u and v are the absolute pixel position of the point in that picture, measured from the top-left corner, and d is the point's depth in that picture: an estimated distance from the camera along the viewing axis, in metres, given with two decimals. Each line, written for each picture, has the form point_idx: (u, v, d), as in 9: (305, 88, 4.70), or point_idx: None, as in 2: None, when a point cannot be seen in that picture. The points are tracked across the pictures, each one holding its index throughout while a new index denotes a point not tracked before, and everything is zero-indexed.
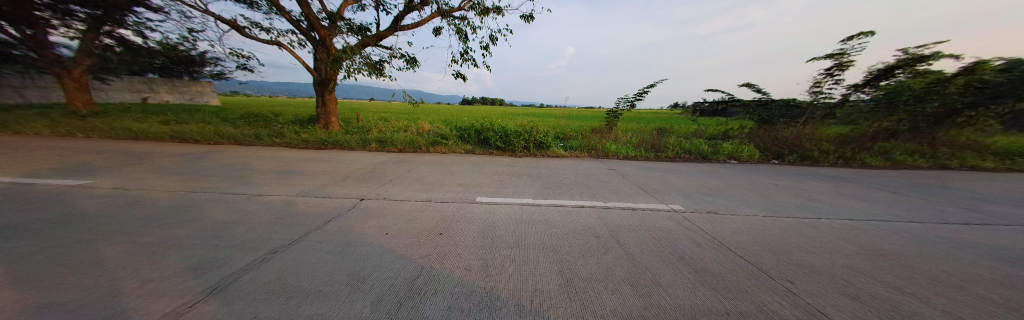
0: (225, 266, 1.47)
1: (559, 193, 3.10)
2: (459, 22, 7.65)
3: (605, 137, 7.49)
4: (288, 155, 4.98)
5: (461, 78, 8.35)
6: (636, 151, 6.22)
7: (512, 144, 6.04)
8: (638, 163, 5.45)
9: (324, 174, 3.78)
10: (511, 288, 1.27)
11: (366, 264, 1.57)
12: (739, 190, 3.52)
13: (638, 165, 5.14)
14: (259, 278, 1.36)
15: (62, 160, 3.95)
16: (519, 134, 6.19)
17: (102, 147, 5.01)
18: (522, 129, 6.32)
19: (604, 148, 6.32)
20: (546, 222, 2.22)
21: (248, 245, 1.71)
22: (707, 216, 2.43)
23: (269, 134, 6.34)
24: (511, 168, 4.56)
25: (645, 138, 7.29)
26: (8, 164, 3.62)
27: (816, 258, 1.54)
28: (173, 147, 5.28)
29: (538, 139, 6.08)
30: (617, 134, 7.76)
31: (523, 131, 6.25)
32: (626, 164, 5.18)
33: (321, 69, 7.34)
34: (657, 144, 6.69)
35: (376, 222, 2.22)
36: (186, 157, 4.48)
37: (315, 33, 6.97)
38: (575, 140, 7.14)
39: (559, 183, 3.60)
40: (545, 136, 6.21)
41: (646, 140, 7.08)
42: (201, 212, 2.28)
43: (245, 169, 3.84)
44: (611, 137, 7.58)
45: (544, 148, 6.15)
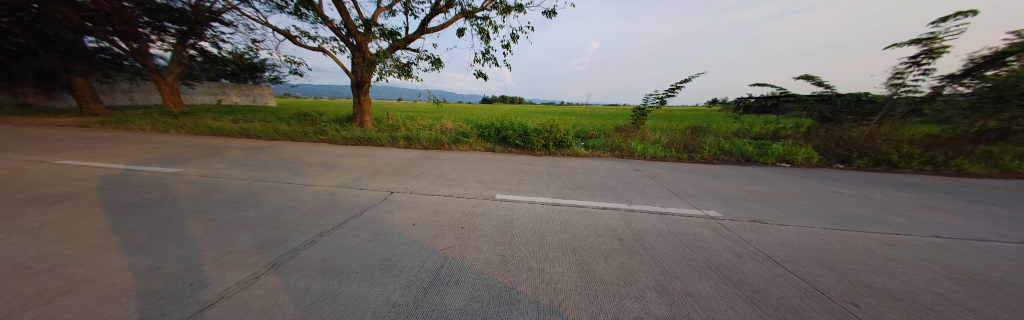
0: (283, 244, 1.70)
1: (579, 193, 3.00)
2: (481, 22, 7.73)
3: (630, 137, 7.09)
4: (330, 150, 5.54)
5: (482, 77, 8.46)
6: (665, 151, 5.80)
7: (531, 143, 5.99)
8: (667, 164, 5.08)
9: (359, 168, 4.14)
10: (528, 284, 1.30)
11: (396, 251, 1.71)
12: (787, 197, 3.13)
13: (666, 166, 4.80)
14: (308, 257, 1.56)
15: (166, 151, 4.88)
16: (538, 133, 6.14)
17: (190, 141, 6.05)
18: (542, 128, 6.26)
19: (629, 148, 5.99)
20: (564, 221, 2.18)
21: (299, 228, 1.96)
22: (753, 225, 2.16)
23: (314, 132, 7.11)
24: (530, 166, 4.56)
25: (676, 137, 6.75)
26: (128, 154, 4.55)
27: (888, 280, 1.31)
28: (242, 142, 6.20)
29: (558, 137, 5.96)
30: (643, 133, 7.33)
31: (543, 130, 6.17)
32: (654, 165, 4.86)
33: (358, 72, 8.02)
34: (690, 144, 6.17)
35: (403, 214, 2.37)
36: (251, 151, 5.22)
37: (353, 39, 7.56)
38: (597, 139, 6.88)
39: (580, 183, 3.48)
40: (566, 135, 6.07)
41: (678, 139, 6.55)
42: (263, 198, 2.65)
43: (296, 162, 4.36)
44: (635, 136, 7.18)
45: (564, 147, 6.01)
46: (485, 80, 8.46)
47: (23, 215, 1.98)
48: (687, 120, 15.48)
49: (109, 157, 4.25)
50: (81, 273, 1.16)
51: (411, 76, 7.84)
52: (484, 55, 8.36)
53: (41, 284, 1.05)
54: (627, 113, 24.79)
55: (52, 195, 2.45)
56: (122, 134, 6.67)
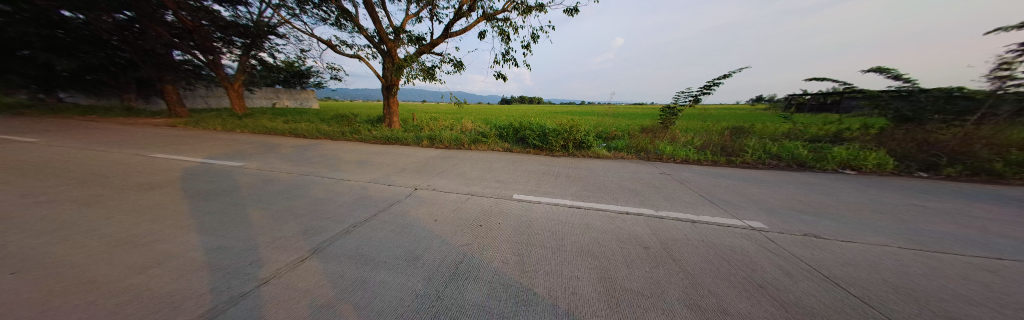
0: (323, 232, 1.91)
1: (600, 196, 2.89)
2: (502, 23, 7.84)
3: (657, 138, 6.66)
4: (362, 148, 6.05)
5: (502, 77, 8.59)
6: (697, 154, 5.34)
7: (549, 144, 5.92)
8: (700, 167, 4.67)
9: (388, 166, 4.46)
10: (545, 286, 1.29)
11: (419, 244, 1.81)
12: (851, 209, 2.68)
13: (700, 170, 4.40)
14: (343, 246, 1.73)
15: (234, 148, 5.73)
16: (558, 133, 6.05)
17: (252, 139, 7.05)
18: (561, 128, 6.15)
19: (656, 150, 5.61)
20: (584, 225, 2.11)
21: (336, 218, 2.17)
22: (804, 240, 1.89)
23: (349, 131, 7.81)
24: (549, 167, 4.50)
25: (712, 139, 6.17)
26: (208, 149, 5.45)
27: (991, 312, 1.05)
28: (290, 140, 7.04)
29: (578, 138, 5.81)
30: (671, 135, 6.83)
31: (563, 131, 6.06)
32: (685, 169, 4.49)
33: (388, 76, 8.65)
34: (728, 147, 5.60)
35: (426, 209, 2.50)
36: (298, 148, 5.91)
37: (384, 45, 8.15)
38: (620, 140, 6.57)
39: (602, 186, 3.35)
40: (586, 136, 5.90)
41: (714, 141, 5.99)
42: (307, 190, 2.99)
43: (335, 159, 4.84)
44: (663, 137, 6.71)
45: (584, 148, 5.85)
46: (505, 80, 8.57)
47: (137, 200, 2.47)
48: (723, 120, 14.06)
49: (193, 152, 5.11)
50: (173, 263, 1.42)
51: (435, 78, 8.22)
52: (504, 56, 8.48)
53: (144, 273, 1.30)
54: (653, 112, 23.29)
55: (157, 183, 3.04)
56: (203, 132, 8.00)
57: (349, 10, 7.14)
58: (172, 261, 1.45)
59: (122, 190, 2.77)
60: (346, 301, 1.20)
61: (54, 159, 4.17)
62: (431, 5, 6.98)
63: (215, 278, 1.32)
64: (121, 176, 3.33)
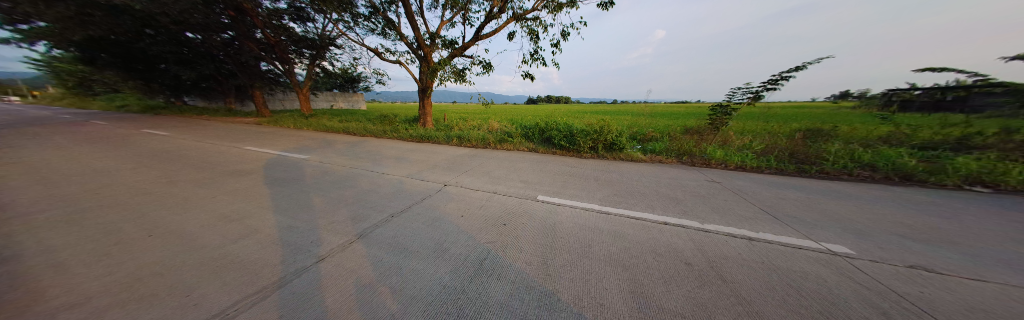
0: (366, 219, 2.17)
1: (633, 203, 2.68)
2: (531, 23, 7.84)
3: (703, 140, 5.91)
4: (399, 146, 6.66)
5: (529, 77, 8.59)
6: (755, 160, 4.59)
7: (577, 144, 5.71)
8: (759, 175, 3.99)
9: (420, 162, 4.82)
10: (570, 293, 1.24)
11: (448, 237, 1.91)
12: (991, 238, 2.00)
13: (758, 179, 3.77)
14: (383, 234, 1.92)
15: (302, 143, 6.86)
16: (587, 134, 5.80)
17: (315, 136, 8.33)
18: (591, 129, 5.88)
19: (702, 154, 5.01)
20: (615, 232, 1.98)
21: (377, 208, 2.44)
22: (911, 274, 1.47)
23: (389, 130, 8.68)
24: (577, 169, 4.34)
25: (776, 144, 5.24)
26: (284, 143, 6.63)
27: None
28: (343, 137, 8.13)
29: (609, 139, 5.50)
30: (722, 137, 5.99)
31: (593, 131, 5.79)
32: (738, 177, 3.90)
33: (423, 79, 9.35)
34: (799, 153, 4.69)
35: (454, 205, 2.64)
36: (348, 144, 6.79)
37: (421, 51, 8.83)
38: (658, 142, 6.01)
39: (635, 191, 3.12)
40: (618, 137, 5.55)
41: (779, 146, 5.07)
42: (355, 181, 3.42)
43: (377, 155, 5.42)
44: (711, 140, 5.92)
45: (615, 149, 5.51)
46: (532, 80, 8.55)
47: (239, 183, 3.17)
48: (793, 120, 11.79)
49: (274, 145, 6.27)
50: (257, 241, 1.78)
51: (465, 80, 8.59)
52: (532, 56, 8.49)
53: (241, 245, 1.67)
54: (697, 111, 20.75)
55: (251, 170, 3.83)
56: (280, 129, 9.72)
57: (393, 20, 7.89)
58: (256, 239, 1.81)
59: (227, 175, 3.54)
60: (383, 284, 1.35)
61: (188, 149, 5.52)
62: (464, 10, 7.30)
63: (283, 257, 1.61)
64: (228, 163, 4.26)
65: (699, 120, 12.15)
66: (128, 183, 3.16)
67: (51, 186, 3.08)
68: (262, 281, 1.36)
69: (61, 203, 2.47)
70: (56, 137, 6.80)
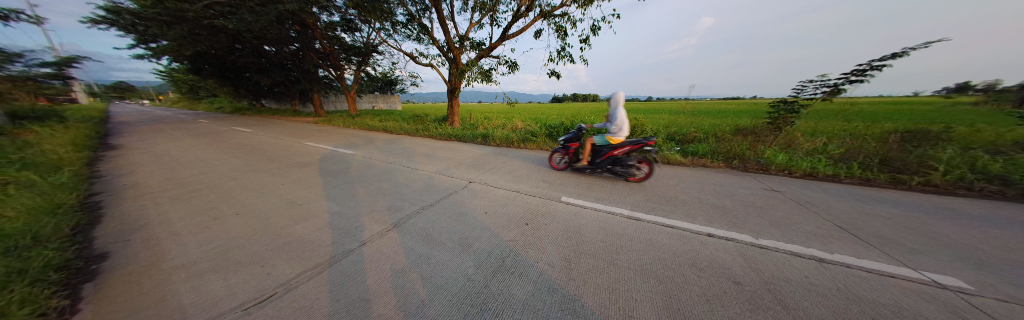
0: (400, 210, 2.37)
1: (668, 210, 2.46)
2: (559, 19, 7.67)
3: (759, 142, 5.12)
4: (429, 143, 7.13)
5: (555, 75, 8.43)
6: (831, 167, 3.81)
7: None
8: (835, 185, 3.31)
9: (447, 159, 5.09)
10: (594, 299, 1.19)
11: (472, 232, 1.99)
12: None
13: (834, 189, 3.13)
14: (414, 225, 2.09)
15: (349, 139, 7.79)
16: None
17: (359, 133, 9.40)
18: (621, 128, 5.55)
19: (756, 158, 4.35)
20: (646, 240, 1.85)
21: (410, 200, 2.65)
22: None
23: (420, 129, 9.34)
24: (604, 171, 4.14)
25: (863, 147, 4.27)
26: (335, 140, 7.61)
27: None
28: (381, 135, 9.01)
29: (641, 139, 5.11)
30: (785, 140, 5.10)
31: (623, 131, 5.43)
32: (805, 185, 3.29)
33: (452, 81, 9.84)
34: (896, 159, 3.72)
35: (478, 201, 2.73)
36: (386, 141, 7.50)
37: (451, 53, 9.29)
38: (700, 144, 5.39)
39: (671, 197, 2.86)
40: (653, 137, 5.13)
41: (868, 150, 4.11)
42: (392, 174, 3.78)
43: (411, 151, 5.89)
44: (770, 142, 5.09)
45: (649, 151, 5.10)
46: (558, 78, 8.37)
47: (303, 173, 3.76)
48: (888, 120, 9.45)
49: (328, 141, 7.25)
50: (315, 223, 2.10)
51: (491, 80, 8.79)
52: (560, 53, 8.30)
53: (305, 227, 2.01)
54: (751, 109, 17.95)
55: (311, 162, 4.50)
56: (331, 127, 11.17)
57: (426, 26, 8.45)
58: (314, 222, 2.13)
59: (293, 167, 4.21)
60: (415, 271, 1.46)
61: (266, 143, 6.71)
62: (492, 11, 7.46)
63: (333, 238, 1.86)
64: (295, 156, 5.08)
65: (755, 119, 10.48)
66: (227, 170, 3.98)
67: (179, 171, 4.04)
68: (318, 258, 1.59)
69: (183, 187, 3.21)
70: (179, 132, 8.81)
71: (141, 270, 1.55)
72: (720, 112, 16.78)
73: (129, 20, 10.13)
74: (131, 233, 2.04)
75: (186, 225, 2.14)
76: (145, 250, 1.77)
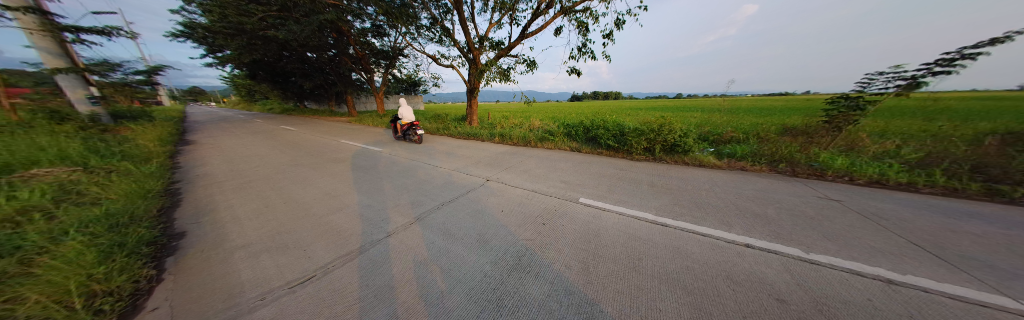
0: (422, 205, 2.49)
1: (698, 216, 2.28)
2: (581, 15, 7.45)
3: (811, 144, 4.51)
4: (448, 142, 7.40)
5: (575, 73, 8.20)
6: (906, 173, 3.23)
7: (628, 145, 5.20)
8: (912, 194, 2.80)
9: (466, 157, 5.24)
10: (613, 305, 1.15)
11: (488, 229, 2.02)
12: None
13: (911, 199, 2.64)
14: (434, 220, 2.18)
15: (376, 137, 8.38)
16: (641, 133, 5.20)
17: (385, 132, 10.06)
18: (645, 127, 5.27)
19: (807, 162, 3.84)
20: (672, 247, 1.73)
21: (430, 196, 2.77)
22: None
23: (441, 128, 9.71)
24: (626, 172, 3.96)
25: (955, 150, 3.53)
26: (365, 138, 8.22)
27: None
28: (405, 134, 9.54)
29: (669, 139, 4.78)
30: (846, 141, 4.43)
31: (648, 131, 5.12)
32: (872, 194, 2.83)
33: (471, 81, 10.06)
34: (1005, 163, 2.98)
35: (495, 199, 2.76)
36: (409, 140, 7.92)
37: (471, 54, 9.49)
38: (738, 145, 4.91)
39: (701, 202, 2.65)
40: (682, 137, 4.78)
41: (963, 153, 3.38)
42: (415, 171, 3.98)
43: (432, 149, 6.16)
44: (825, 144, 4.47)
45: (676, 152, 4.78)
46: (578, 75, 8.15)
47: (337, 168, 4.12)
48: (988, 118, 7.78)
49: (358, 139, 7.87)
50: (347, 214, 2.29)
51: (509, 79, 8.82)
52: (581, 50, 8.07)
53: (338, 218, 2.21)
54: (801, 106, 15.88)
55: (344, 158, 4.92)
56: (361, 126, 12.07)
57: (448, 28, 8.72)
58: (346, 213, 2.33)
59: (329, 162, 4.64)
60: (434, 263, 1.52)
61: (307, 140, 7.49)
62: (511, 10, 7.45)
63: (363, 228, 2.02)
64: (331, 152, 5.59)
65: (806, 117, 9.26)
66: (276, 164, 4.52)
67: (240, 164, 4.68)
68: (351, 245, 1.75)
69: (241, 178, 3.71)
70: (237, 130, 10.13)
71: (210, 248, 1.82)
72: (762, 109, 15.08)
73: (202, 33, 11.93)
74: (202, 216, 2.41)
75: (244, 211, 2.47)
76: (213, 231, 2.08)
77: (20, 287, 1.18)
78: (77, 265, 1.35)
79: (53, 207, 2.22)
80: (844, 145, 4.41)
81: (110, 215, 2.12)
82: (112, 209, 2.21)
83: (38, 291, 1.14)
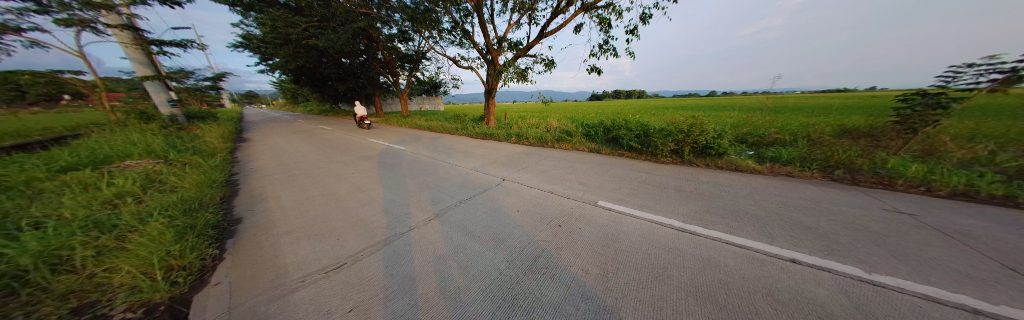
0: (441, 202, 2.58)
1: (733, 226, 2.08)
2: (603, 11, 7.19)
3: (877, 147, 3.89)
4: (466, 141, 7.59)
5: (596, 71, 7.95)
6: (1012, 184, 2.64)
7: (651, 146, 4.92)
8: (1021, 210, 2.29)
9: (482, 157, 5.33)
10: (633, 313, 1.09)
11: (504, 229, 2.04)
12: None
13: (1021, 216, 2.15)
14: (452, 217, 2.25)
15: (399, 137, 8.88)
16: (666, 134, 4.90)
17: (408, 131, 10.62)
18: (672, 128, 4.94)
19: (871, 168, 3.32)
20: (701, 258, 1.61)
21: (448, 193, 2.87)
22: None
23: (459, 128, 10.00)
24: (649, 175, 3.75)
25: None
26: (389, 137, 8.75)
27: None
28: (426, 133, 9.98)
29: (698, 141, 4.43)
30: (923, 145, 3.76)
31: (675, 131, 4.79)
32: (961, 207, 2.35)
33: (489, 81, 10.23)
34: None
35: (511, 199, 2.77)
36: (429, 139, 8.27)
37: (489, 55, 9.63)
38: (781, 148, 4.41)
39: (737, 211, 2.42)
40: (715, 138, 4.40)
41: None
42: (434, 169, 4.14)
43: (450, 149, 6.36)
44: (894, 149, 3.79)
45: (706, 155, 4.43)
46: (599, 74, 7.88)
47: (364, 165, 4.43)
48: None
49: (383, 138, 8.40)
50: (373, 208, 2.45)
51: (526, 79, 8.80)
52: (602, 48, 7.79)
53: (366, 211, 2.38)
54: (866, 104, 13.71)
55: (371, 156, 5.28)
56: (385, 126, 12.87)
57: (468, 30, 8.95)
58: (373, 207, 2.50)
59: (358, 159, 5.02)
60: (452, 259, 1.58)
61: (340, 139, 8.18)
62: (530, 10, 7.44)
63: (388, 222, 2.15)
64: (360, 150, 6.04)
65: (872, 117, 8.01)
66: (313, 160, 5.00)
67: (285, 159, 5.26)
68: (377, 237, 1.87)
69: (285, 172, 4.17)
70: (282, 130, 11.36)
71: (260, 233, 2.07)
72: (813, 108, 13.33)
73: (256, 44, 13.59)
74: (254, 204, 2.75)
75: (287, 202, 2.76)
76: (263, 218, 2.36)
77: (115, 259, 1.51)
78: (159, 243, 1.63)
79: (145, 193, 2.70)
80: (921, 150, 3.73)
81: (184, 201, 2.51)
82: (187, 196, 2.62)
83: (125, 263, 1.44)
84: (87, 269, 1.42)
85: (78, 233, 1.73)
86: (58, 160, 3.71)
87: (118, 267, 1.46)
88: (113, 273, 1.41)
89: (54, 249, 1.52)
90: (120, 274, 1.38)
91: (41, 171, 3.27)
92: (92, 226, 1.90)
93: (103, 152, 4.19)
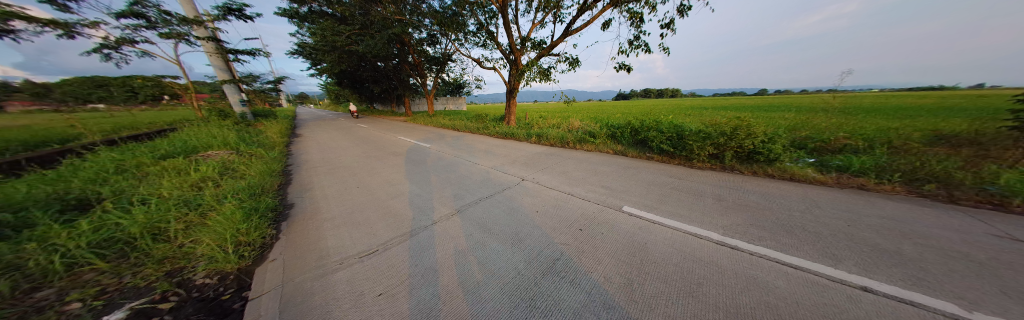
0: (462, 199, 2.67)
1: (786, 244, 1.81)
2: (635, 5, 6.77)
3: (993, 157, 3.07)
4: (487, 141, 7.76)
5: (624, 69, 7.53)
6: None
7: (685, 150, 4.53)
8: None
9: (502, 156, 5.40)
10: None
11: (523, 229, 2.04)
12: None
13: None
14: (473, 214, 2.32)
15: (425, 135, 9.41)
16: (704, 136, 4.47)
17: (433, 130, 11.21)
18: (711, 130, 4.49)
19: (984, 182, 2.65)
20: (743, 276, 1.44)
21: (469, 191, 2.95)
22: None
23: (481, 127, 10.25)
24: (681, 181, 3.46)
25: None
26: (416, 135, 9.32)
27: None
28: (449, 132, 10.40)
29: (742, 145, 3.98)
30: None
31: (714, 134, 4.35)
32: None
33: (511, 82, 10.29)
34: None
35: (530, 200, 2.77)
36: (452, 138, 8.63)
37: (512, 55, 9.68)
38: (851, 156, 3.74)
39: (791, 226, 2.11)
40: (763, 142, 3.90)
41: None
42: (456, 167, 4.30)
43: (472, 147, 6.54)
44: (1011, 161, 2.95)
45: (751, 161, 3.97)
46: (628, 72, 7.46)
47: (394, 160, 4.77)
48: None
49: (410, 136, 8.98)
50: (401, 201, 2.64)
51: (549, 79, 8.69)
52: (632, 44, 7.35)
53: (395, 204, 2.56)
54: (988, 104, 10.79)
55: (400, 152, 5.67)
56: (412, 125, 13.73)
57: (493, 31, 9.11)
58: (401, 199, 2.68)
59: (389, 155, 5.43)
60: (472, 254, 1.63)
61: (374, 136, 8.94)
62: (556, 8, 7.31)
63: (414, 214, 2.30)
64: (390, 147, 6.54)
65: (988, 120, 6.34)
66: (351, 155, 5.55)
67: (328, 153, 5.93)
68: (403, 229, 2.00)
69: (328, 165, 4.70)
70: (325, 127, 12.76)
71: (308, 218, 2.35)
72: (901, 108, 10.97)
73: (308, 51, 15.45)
74: (303, 192, 3.14)
75: (330, 191, 3.11)
76: (310, 205, 2.68)
77: (199, 232, 1.85)
78: (230, 221, 1.94)
79: (223, 179, 3.26)
80: None
81: (250, 186, 2.97)
82: (253, 182, 3.10)
83: (205, 236, 1.75)
84: (179, 240, 1.77)
85: (173, 209, 2.17)
86: (164, 148, 4.65)
87: (200, 239, 1.79)
88: (197, 244, 1.73)
89: (155, 221, 1.94)
90: (202, 246, 1.69)
91: (149, 157, 4.12)
92: (183, 204, 2.35)
93: (193, 143, 5.15)
